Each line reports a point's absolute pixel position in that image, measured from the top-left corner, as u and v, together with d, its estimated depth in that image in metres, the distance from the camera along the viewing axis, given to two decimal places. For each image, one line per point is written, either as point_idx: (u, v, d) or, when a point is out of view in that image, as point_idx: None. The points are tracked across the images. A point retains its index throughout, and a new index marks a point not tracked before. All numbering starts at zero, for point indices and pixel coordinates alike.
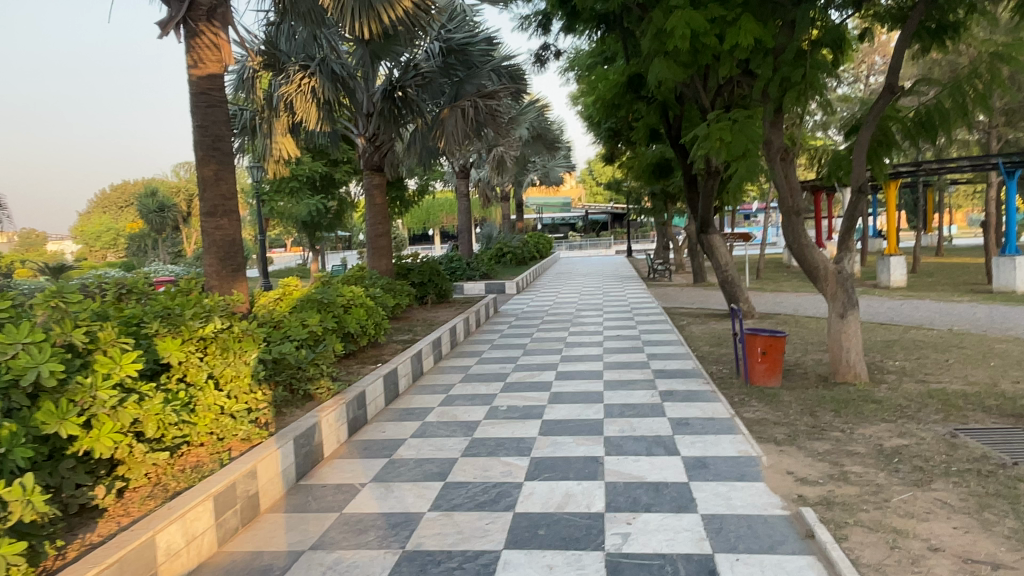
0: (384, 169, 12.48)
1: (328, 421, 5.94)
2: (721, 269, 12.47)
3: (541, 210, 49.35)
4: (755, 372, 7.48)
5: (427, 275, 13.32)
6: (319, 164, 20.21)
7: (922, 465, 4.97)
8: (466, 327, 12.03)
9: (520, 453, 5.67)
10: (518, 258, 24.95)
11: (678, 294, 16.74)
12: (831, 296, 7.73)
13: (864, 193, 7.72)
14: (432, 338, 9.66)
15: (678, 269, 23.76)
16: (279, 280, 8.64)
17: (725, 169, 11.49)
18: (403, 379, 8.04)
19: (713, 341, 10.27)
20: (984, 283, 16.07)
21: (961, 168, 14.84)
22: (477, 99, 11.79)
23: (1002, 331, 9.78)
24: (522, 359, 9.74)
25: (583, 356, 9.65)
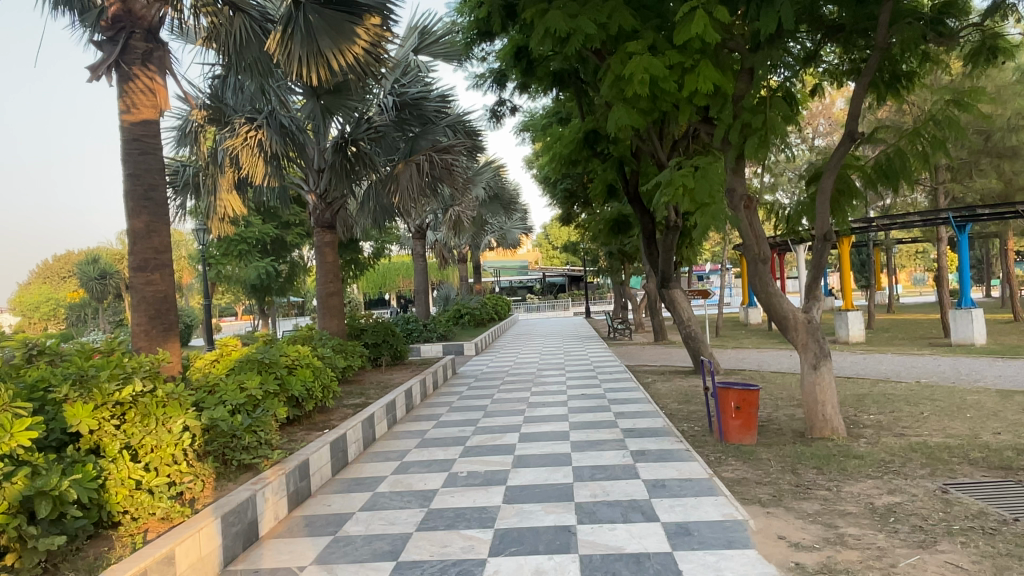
0: (335, 226, 12.06)
1: (265, 495, 5.27)
2: (684, 324, 12.18)
3: (498, 273, 49.24)
4: (730, 429, 7.06)
5: (381, 336, 12.73)
6: (269, 227, 20.23)
7: (922, 525, 4.55)
8: (423, 388, 11.43)
9: (482, 524, 5.07)
10: (476, 320, 24.47)
11: (640, 353, 16.40)
12: (802, 347, 7.44)
13: (830, 240, 7.56)
14: (386, 401, 9.04)
15: (638, 328, 23.57)
16: (216, 340, 7.99)
17: (685, 223, 11.37)
18: (353, 446, 7.38)
19: (681, 398, 9.87)
20: (941, 336, 16.15)
21: (912, 224, 15.08)
22: (432, 154, 11.51)
23: (971, 382, 9.62)
24: (482, 422, 9.16)
25: (547, 417, 9.12)
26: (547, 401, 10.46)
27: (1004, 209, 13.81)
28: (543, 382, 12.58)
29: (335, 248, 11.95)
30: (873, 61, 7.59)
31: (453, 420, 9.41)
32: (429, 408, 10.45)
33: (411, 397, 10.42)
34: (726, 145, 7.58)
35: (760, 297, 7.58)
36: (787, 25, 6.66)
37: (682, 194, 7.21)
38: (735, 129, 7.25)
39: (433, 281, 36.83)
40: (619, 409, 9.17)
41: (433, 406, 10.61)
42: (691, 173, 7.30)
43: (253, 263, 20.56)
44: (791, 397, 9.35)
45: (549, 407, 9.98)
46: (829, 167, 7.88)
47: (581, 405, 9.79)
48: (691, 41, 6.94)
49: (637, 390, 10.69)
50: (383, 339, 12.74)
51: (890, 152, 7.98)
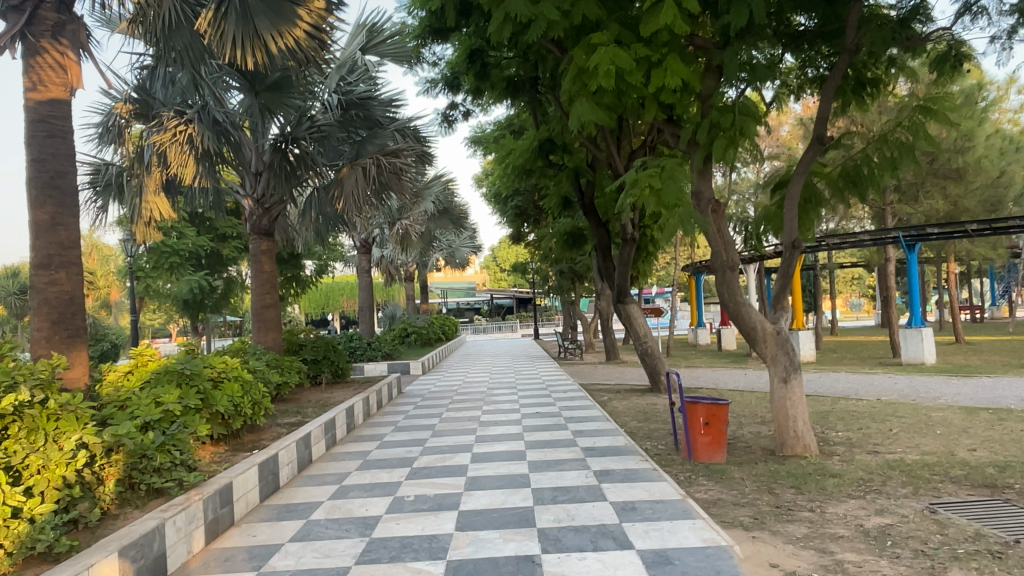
0: (273, 234, 11.31)
1: (176, 525, 4.49)
2: (640, 340, 11.74)
3: (445, 295, 48.47)
4: (698, 446, 6.56)
5: (321, 351, 11.90)
6: (203, 240, 19.22)
7: (923, 549, 4.11)
8: (367, 408, 10.65)
9: (432, 555, 4.42)
10: (423, 338, 23.69)
11: (593, 372, 15.94)
12: (771, 359, 7.03)
13: (799, 248, 7.21)
14: (325, 419, 8.27)
15: (589, 348, 23.19)
16: (132, 349, 7.12)
17: (641, 235, 11.03)
18: (285, 468, 6.61)
19: (641, 416, 9.39)
20: (890, 356, 16.19)
21: (862, 242, 15.16)
22: (379, 157, 10.85)
23: (933, 400, 9.41)
24: (429, 441, 8.47)
25: (500, 436, 8.50)
26: (499, 420, 9.83)
27: (952, 227, 13.90)
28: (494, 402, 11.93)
29: (272, 255, 11.20)
30: (841, 63, 7.36)
31: (397, 440, 8.69)
32: (373, 428, 9.69)
33: (353, 418, 9.64)
34: (693, 146, 7.21)
35: (726, 307, 7.15)
36: (758, 19, 6.34)
37: (647, 194, 6.76)
38: (703, 128, 6.88)
39: (379, 300, 35.87)
40: (576, 428, 8.60)
41: (377, 427, 9.85)
42: (657, 172, 6.88)
43: (186, 277, 19.42)
44: (754, 414, 8.96)
45: (501, 426, 9.36)
46: (796, 171, 7.54)
47: (535, 425, 9.20)
48: (659, 33, 6.55)
49: (593, 409, 10.17)
50: (325, 356, 11.93)
51: (856, 158, 7.73)
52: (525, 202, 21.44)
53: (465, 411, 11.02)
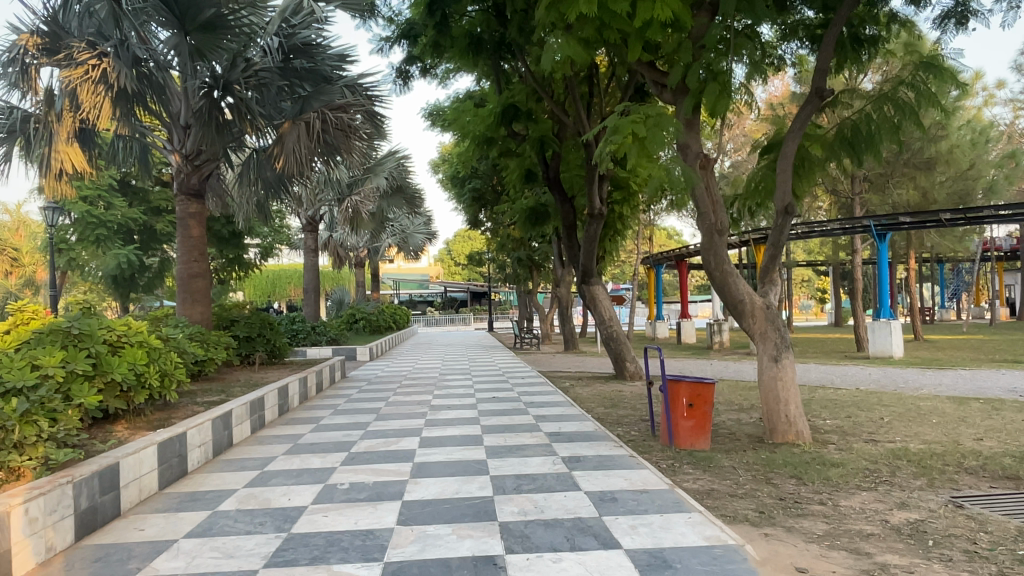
0: (205, 196, 10.31)
1: (28, 515, 3.43)
2: (604, 324, 10.93)
3: (397, 285, 47.25)
4: (680, 431, 5.71)
5: (256, 327, 10.75)
6: (134, 212, 17.86)
7: (975, 550, 3.33)
8: (303, 391, 9.57)
9: (366, 557, 3.47)
10: (372, 325, 22.57)
11: (551, 361, 15.12)
12: (759, 336, 6.24)
13: (792, 214, 6.43)
14: (252, 398, 7.21)
15: (546, 338, 22.37)
16: (11, 306, 5.94)
17: (608, 212, 10.42)
18: (195, 451, 5.56)
19: (608, 402, 8.57)
20: (855, 350, 15.78)
21: (833, 230, 14.68)
22: (325, 112, 9.81)
23: (916, 390, 8.81)
24: (372, 426, 7.48)
25: (453, 421, 7.57)
26: (451, 406, 8.91)
27: (924, 216, 13.49)
28: (447, 388, 10.96)
29: (200, 219, 10.13)
30: (843, 12, 6.54)
31: (335, 424, 7.68)
32: (309, 411, 8.64)
33: (286, 400, 8.55)
34: (680, 94, 6.39)
35: (711, 277, 6.36)
36: None
37: (629, 142, 5.89)
38: (695, 71, 6.04)
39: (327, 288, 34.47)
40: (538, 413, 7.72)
41: (311, 410, 8.77)
42: (640, 117, 6.02)
43: (113, 251, 17.84)
44: (733, 401, 8.24)
45: (453, 411, 8.43)
46: (789, 130, 6.76)
47: (491, 410, 8.31)
48: None
49: (555, 395, 9.31)
50: (260, 334, 10.78)
51: (854, 119, 6.96)
52: (482, 185, 20.70)
53: (415, 396, 10.01)
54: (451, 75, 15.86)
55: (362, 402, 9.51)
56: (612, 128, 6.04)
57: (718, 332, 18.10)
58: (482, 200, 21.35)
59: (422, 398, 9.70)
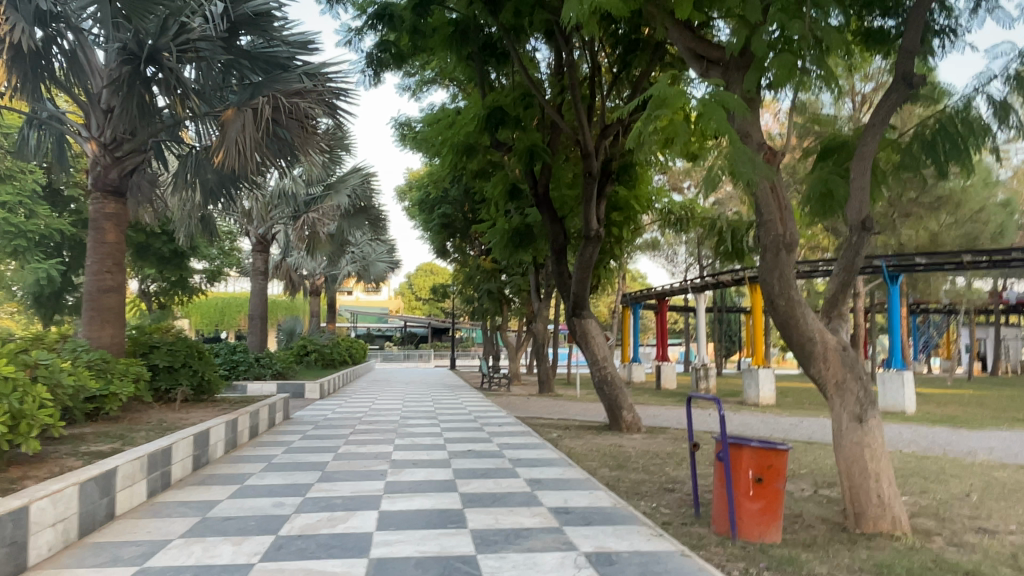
0: (126, 194, 8.57)
1: None
2: (596, 364, 9.35)
3: (354, 318, 44.99)
4: (744, 517, 4.10)
5: (181, 356, 8.87)
6: (59, 222, 15.84)
7: None
8: (232, 437, 7.70)
9: None
10: (325, 359, 20.63)
11: (526, 405, 13.39)
12: (835, 386, 4.72)
13: (873, 230, 5.00)
14: (154, 451, 5.42)
15: (515, 379, 20.65)
16: None
17: (606, 234, 9.04)
18: (46, 535, 3.80)
19: (612, 462, 6.99)
20: None
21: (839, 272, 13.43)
22: (277, 97, 8.20)
23: (976, 456, 7.38)
24: (314, 494, 5.73)
25: (423, 493, 5.86)
26: (416, 465, 7.21)
27: (942, 259, 12.34)
28: (409, 439, 9.21)
29: (119, 221, 8.35)
30: None
31: (266, 489, 5.91)
32: (234, 466, 6.79)
33: (205, 451, 6.71)
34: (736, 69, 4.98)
35: (772, 310, 4.85)
36: None
37: (679, 123, 4.42)
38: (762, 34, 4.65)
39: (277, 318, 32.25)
40: (532, 484, 6.07)
41: (237, 464, 6.93)
42: (691, 89, 4.56)
43: (30, 264, 15.48)
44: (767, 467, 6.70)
45: (420, 475, 6.72)
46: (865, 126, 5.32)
47: (468, 475, 6.63)
48: None
49: (544, 453, 7.66)
50: (184, 364, 8.89)
51: (937, 120, 5.61)
52: (452, 211, 19.42)
53: (372, 449, 8.25)
54: (424, 87, 14.53)
55: (303, 455, 7.70)
56: (654, 102, 4.60)
57: (704, 377, 16.60)
58: (451, 228, 19.97)
59: (378, 454, 7.93)
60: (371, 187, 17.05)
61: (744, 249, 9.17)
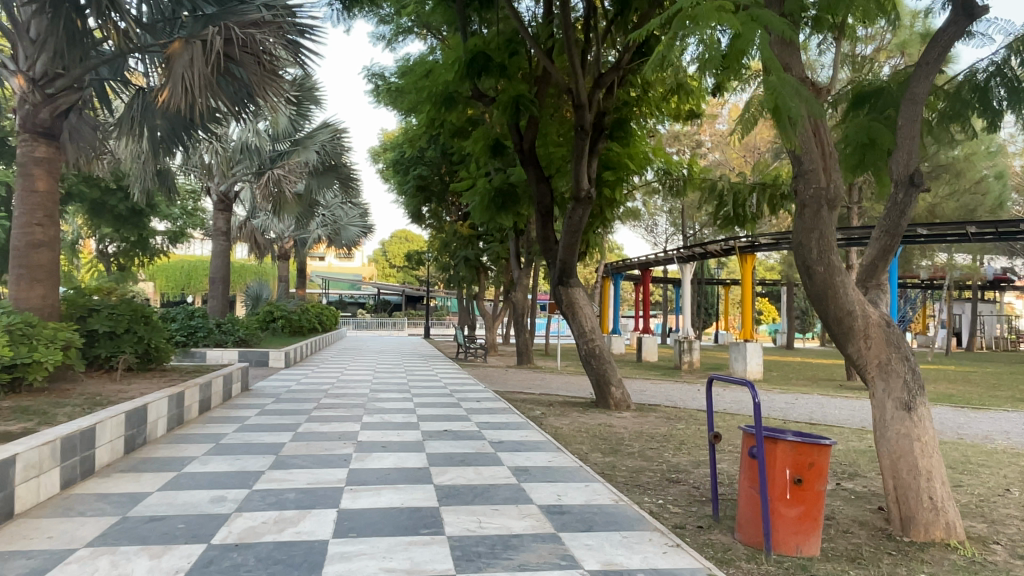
0: (60, 136, 7.56)
1: None
2: (583, 337, 8.63)
3: (326, 284, 43.76)
4: (779, 526, 3.40)
5: (124, 320, 7.93)
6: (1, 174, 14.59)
7: None
8: (179, 411, 6.86)
9: None
10: (292, 326, 19.69)
11: (505, 379, 12.62)
12: (878, 369, 4.02)
13: (925, 185, 4.25)
14: (72, 432, 4.56)
15: (492, 350, 19.90)
16: None
17: (598, 194, 8.25)
18: None
19: (604, 444, 6.27)
20: (844, 380, 13.88)
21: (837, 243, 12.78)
22: (230, 27, 7.22)
23: (998, 443, 6.78)
24: (263, 484, 4.92)
25: (391, 484, 5.06)
26: (385, 449, 6.41)
27: (946, 230, 11.72)
28: (378, 416, 8.37)
29: (51, 167, 7.36)
30: None
31: (209, 476, 5.08)
32: (175, 446, 5.95)
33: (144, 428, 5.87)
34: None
35: (808, 279, 4.11)
36: None
37: (713, 44, 3.63)
38: None
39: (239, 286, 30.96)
40: (518, 474, 5.28)
41: (181, 443, 6.09)
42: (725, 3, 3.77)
43: None
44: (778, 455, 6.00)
45: (389, 460, 5.92)
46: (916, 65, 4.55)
47: (443, 461, 5.84)
48: None
49: (528, 435, 6.88)
50: (127, 329, 7.97)
51: (994, 62, 4.85)
52: (429, 173, 18.52)
53: (336, 428, 7.43)
54: (400, 37, 13.52)
55: (258, 433, 6.86)
56: (680, 18, 3.81)
57: (688, 351, 15.84)
58: (427, 191, 19.02)
59: (343, 434, 7.11)
60: (341, 144, 16.00)
61: (746, 214, 8.45)
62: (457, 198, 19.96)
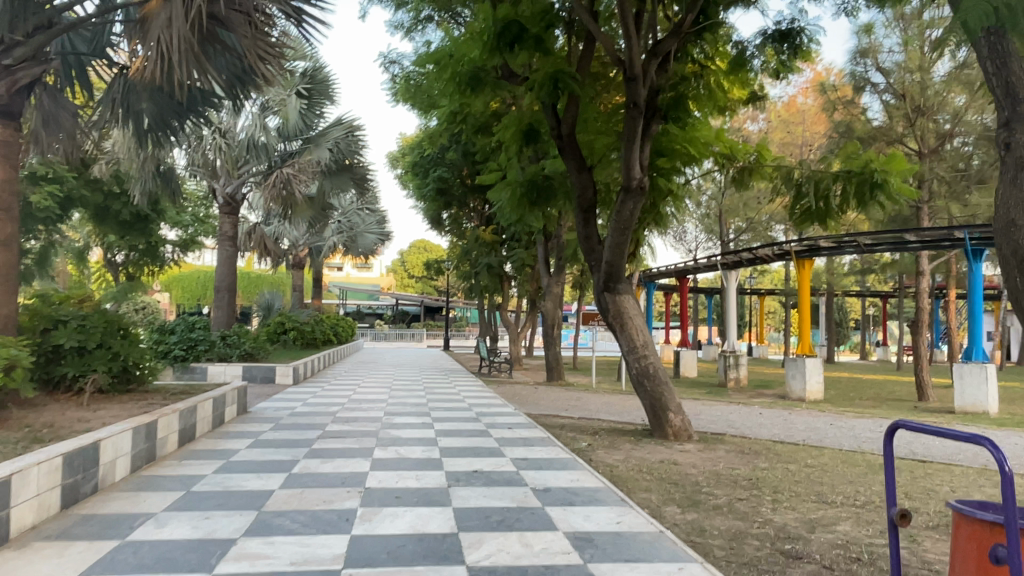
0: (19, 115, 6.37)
1: None
2: (634, 351, 7.32)
3: (343, 295, 42.72)
4: None
5: (96, 334, 6.70)
6: None
7: None
8: (151, 445, 5.63)
9: None
10: (305, 338, 18.46)
11: (536, 398, 11.27)
12: None
13: None
14: None
15: (517, 364, 18.56)
16: None
17: (653, 182, 6.96)
18: None
19: (679, 492, 4.93)
20: (915, 400, 12.39)
21: (912, 247, 11.34)
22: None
23: None
24: (231, 565, 3.61)
25: (406, 562, 3.72)
26: (401, 502, 5.06)
27: None
28: (393, 449, 7.00)
29: (8, 151, 6.16)
30: None
31: (162, 548, 3.79)
32: (132, 497, 4.67)
33: (95, 472, 4.63)
34: None
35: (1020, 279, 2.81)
36: None
37: None
38: None
39: (249, 297, 29.90)
40: (582, 548, 3.85)
41: (143, 491, 4.85)
42: None
43: None
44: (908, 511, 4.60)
45: (405, 520, 4.58)
46: None
47: (475, 523, 4.47)
48: None
49: (580, 479, 5.47)
50: (100, 343, 6.78)
51: None
52: (449, 175, 17.35)
53: (342, 467, 6.10)
54: (420, 24, 12.37)
55: (244, 475, 5.57)
56: None
57: (734, 366, 14.37)
58: (447, 195, 17.94)
59: (348, 477, 5.78)
60: (356, 141, 14.76)
61: (829, 208, 7.18)
62: (479, 202, 18.77)
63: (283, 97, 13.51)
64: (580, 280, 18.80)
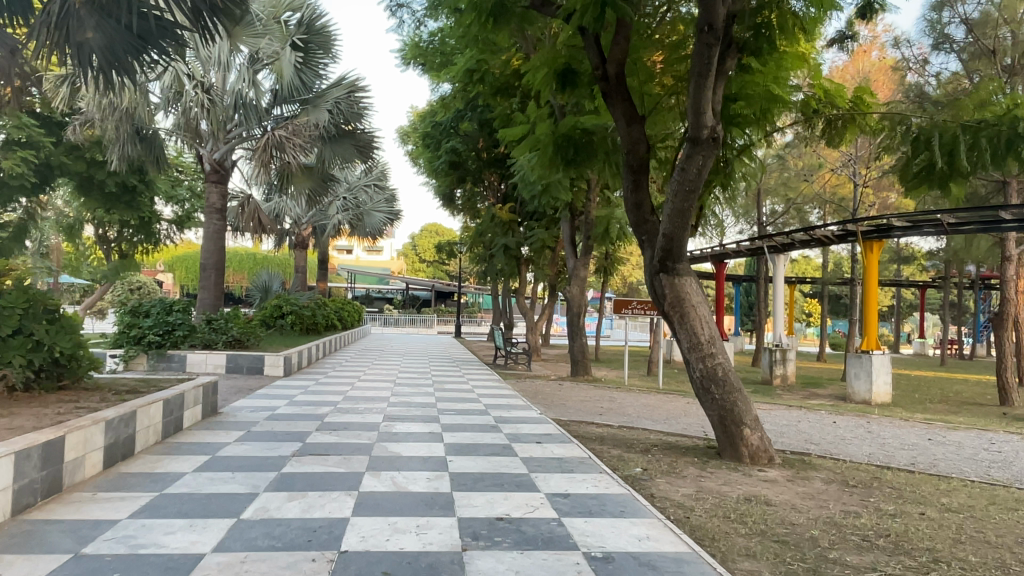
0: None
1: None
2: (698, 349, 5.74)
3: (352, 279, 41.32)
4: None
5: (12, 317, 5.16)
6: None
7: None
8: (64, 467, 4.08)
9: None
10: (305, 323, 16.97)
11: (562, 396, 9.73)
12: None
13: None
14: None
15: (535, 355, 17.03)
16: None
17: (730, 131, 5.34)
18: None
19: (804, 563, 3.36)
20: (997, 406, 10.78)
21: (1008, 228, 9.68)
22: None
23: None
24: None
25: None
26: (401, 551, 3.24)
27: None
28: (390, 457, 5.24)
29: None
30: None
31: None
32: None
33: None
34: None
35: None
36: None
37: None
38: None
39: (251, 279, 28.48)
40: None
41: (10, 554, 3.09)
42: None
43: None
44: None
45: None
46: None
47: None
48: None
49: (655, 534, 3.59)
50: (17, 329, 5.24)
51: None
52: (463, 147, 15.77)
53: (320, 483, 4.42)
54: None
55: (182, 499, 3.97)
56: None
57: (781, 362, 12.75)
58: (461, 168, 16.47)
59: (320, 503, 3.95)
60: (359, 103, 13.16)
61: (956, 168, 5.55)
62: (495, 177, 17.17)
63: (277, 49, 11.84)
64: (604, 263, 17.16)
